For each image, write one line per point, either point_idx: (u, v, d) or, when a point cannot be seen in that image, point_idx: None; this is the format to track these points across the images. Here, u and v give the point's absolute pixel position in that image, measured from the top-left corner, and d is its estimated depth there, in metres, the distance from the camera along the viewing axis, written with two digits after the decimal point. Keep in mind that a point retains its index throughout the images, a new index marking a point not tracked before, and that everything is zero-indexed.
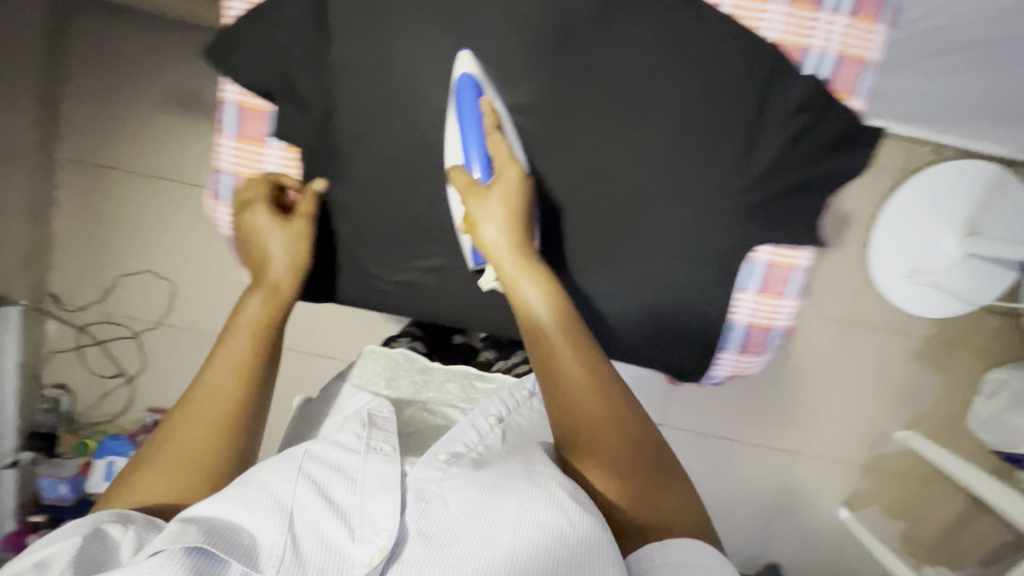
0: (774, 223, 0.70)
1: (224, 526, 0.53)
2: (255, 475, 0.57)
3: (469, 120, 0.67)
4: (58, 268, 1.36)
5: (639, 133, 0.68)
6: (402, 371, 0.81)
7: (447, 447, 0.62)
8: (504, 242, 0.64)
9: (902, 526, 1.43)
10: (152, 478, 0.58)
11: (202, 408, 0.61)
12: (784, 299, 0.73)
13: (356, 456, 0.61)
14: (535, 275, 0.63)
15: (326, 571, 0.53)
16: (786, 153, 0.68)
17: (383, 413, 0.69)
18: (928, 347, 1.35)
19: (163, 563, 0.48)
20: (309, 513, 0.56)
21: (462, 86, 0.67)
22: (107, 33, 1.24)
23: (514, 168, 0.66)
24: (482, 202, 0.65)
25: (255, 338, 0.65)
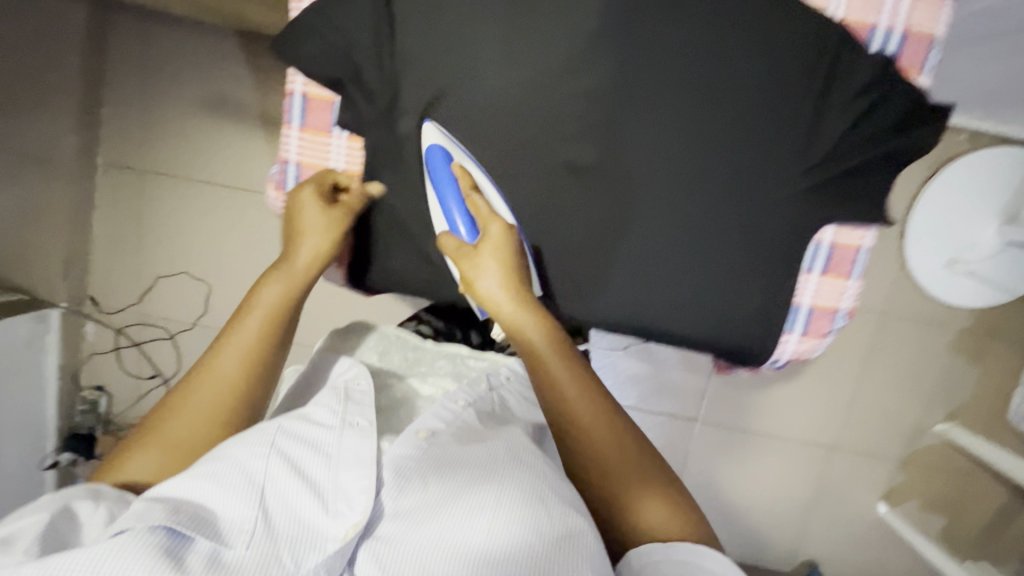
0: (846, 205, 0.63)
1: (190, 504, 0.49)
2: (224, 449, 0.53)
3: (448, 186, 0.65)
4: (96, 271, 1.38)
5: (691, 126, 0.62)
6: (394, 346, 0.78)
7: (425, 424, 0.60)
8: (502, 292, 0.61)
9: (942, 520, 1.40)
10: (144, 458, 0.56)
11: (205, 395, 0.59)
12: (849, 281, 0.68)
13: (330, 431, 0.58)
14: (534, 315, 0.61)
15: (298, 547, 0.49)
16: (857, 133, 0.62)
17: (361, 386, 0.65)
18: (966, 337, 1.33)
19: (127, 539, 0.45)
20: (280, 487, 0.52)
21: (432, 158, 0.64)
22: (146, 38, 1.26)
23: (500, 223, 0.62)
24: (472, 261, 0.62)
25: (269, 324, 0.63)
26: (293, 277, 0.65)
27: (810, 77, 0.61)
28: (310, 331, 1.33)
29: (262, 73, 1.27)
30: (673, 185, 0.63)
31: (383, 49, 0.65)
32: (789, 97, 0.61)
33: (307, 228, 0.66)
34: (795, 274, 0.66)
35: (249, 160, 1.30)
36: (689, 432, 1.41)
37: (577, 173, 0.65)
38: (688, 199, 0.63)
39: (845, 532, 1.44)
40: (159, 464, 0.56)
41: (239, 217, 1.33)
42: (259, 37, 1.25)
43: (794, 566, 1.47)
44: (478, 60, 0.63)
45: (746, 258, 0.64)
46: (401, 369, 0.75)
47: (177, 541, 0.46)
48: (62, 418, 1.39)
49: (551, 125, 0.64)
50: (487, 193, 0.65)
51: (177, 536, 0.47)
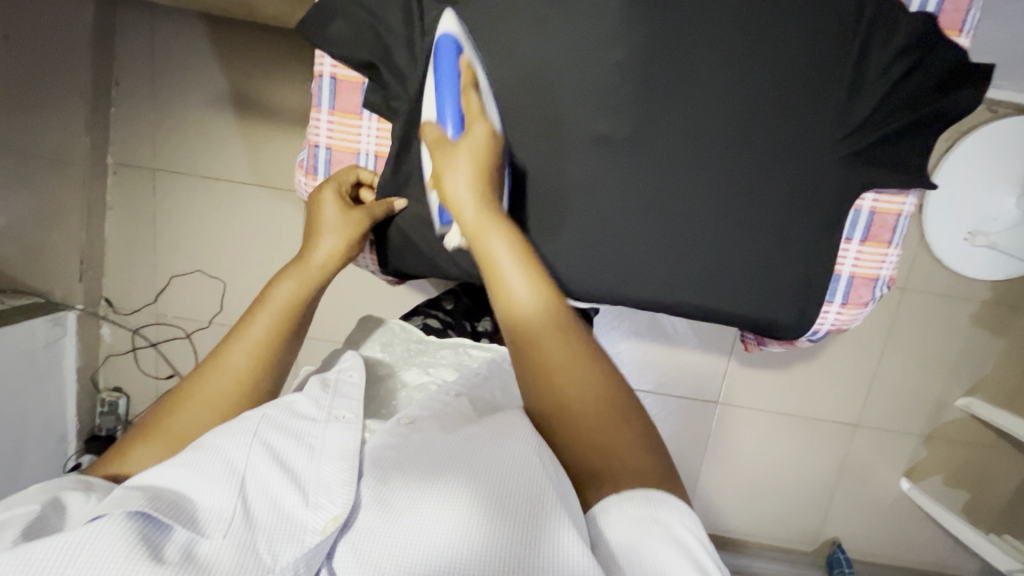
0: (884, 169, 0.64)
1: (170, 492, 0.47)
2: (206, 438, 0.51)
3: (448, 84, 0.60)
4: (112, 272, 1.38)
5: (721, 95, 0.62)
6: (397, 339, 0.77)
7: (409, 412, 0.57)
8: (471, 199, 0.58)
9: (966, 495, 1.40)
10: (145, 455, 0.54)
11: (214, 390, 0.57)
12: (889, 248, 0.69)
13: (314, 423, 0.55)
14: (505, 229, 0.58)
15: (275, 539, 0.46)
16: (893, 95, 0.62)
17: (351, 377, 0.63)
18: (986, 310, 1.32)
19: (102, 526, 0.42)
20: (262, 477, 0.49)
21: (442, 49, 0.60)
22: (154, 34, 1.25)
23: (485, 124, 0.59)
24: (447, 157, 0.59)
25: (280, 321, 0.61)
26: (307, 275, 0.65)
27: (846, 43, 0.62)
28: (328, 326, 1.33)
29: (272, 65, 1.25)
30: (707, 150, 0.63)
31: (412, 32, 0.66)
32: (824, 60, 0.62)
33: (326, 226, 0.67)
34: (838, 242, 0.66)
35: (263, 155, 1.30)
36: (710, 414, 1.41)
37: (611, 145, 0.63)
38: (723, 170, 0.63)
39: (868, 510, 1.44)
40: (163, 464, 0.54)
41: (253, 213, 1.32)
42: (267, 28, 1.23)
43: (817, 545, 1.47)
44: (506, 38, 0.63)
45: (784, 230, 0.65)
46: (402, 360, 0.74)
47: (154, 529, 0.44)
48: (83, 420, 1.40)
49: (587, 98, 0.63)
50: (484, 94, 0.62)
51: (155, 524, 0.44)
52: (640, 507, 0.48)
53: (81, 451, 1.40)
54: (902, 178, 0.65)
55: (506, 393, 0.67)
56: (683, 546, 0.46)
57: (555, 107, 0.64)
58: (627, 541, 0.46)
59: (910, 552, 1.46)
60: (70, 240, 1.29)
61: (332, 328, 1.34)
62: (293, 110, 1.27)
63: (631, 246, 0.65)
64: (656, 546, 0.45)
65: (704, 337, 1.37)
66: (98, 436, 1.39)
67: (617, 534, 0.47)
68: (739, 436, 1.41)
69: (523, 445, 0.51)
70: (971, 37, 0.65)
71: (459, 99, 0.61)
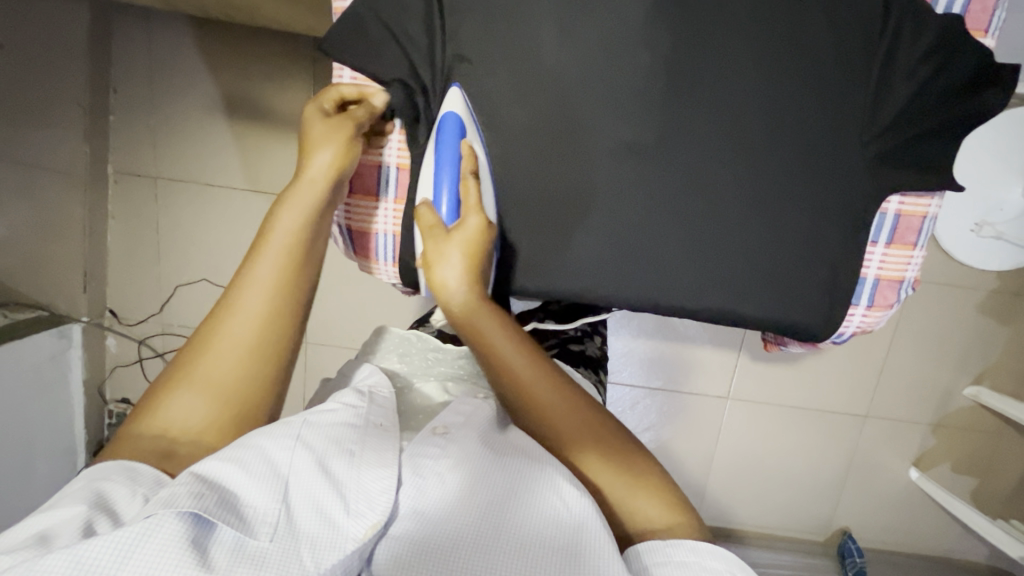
0: (913, 170, 0.64)
1: (219, 485, 0.46)
2: (248, 438, 0.50)
3: (447, 167, 0.63)
4: (115, 282, 1.36)
5: (745, 97, 0.63)
6: (415, 349, 0.76)
7: (442, 420, 0.58)
8: (460, 289, 0.60)
9: (973, 481, 1.42)
10: (181, 402, 0.54)
11: (236, 331, 0.56)
12: (915, 250, 0.69)
13: (353, 430, 0.54)
14: (494, 316, 0.60)
15: (318, 547, 0.45)
16: (922, 98, 0.62)
17: (384, 391, 0.64)
18: (994, 299, 1.33)
19: (153, 525, 0.41)
20: (304, 481, 0.48)
21: (446, 130, 0.62)
22: (152, 40, 1.22)
23: (480, 219, 0.60)
24: (439, 246, 0.61)
25: (291, 256, 0.60)
26: (312, 192, 0.62)
27: (871, 45, 0.62)
28: (337, 332, 1.33)
29: (274, 70, 1.24)
30: (733, 153, 0.63)
31: (435, 38, 0.65)
32: (851, 63, 0.62)
33: (319, 142, 0.63)
34: (865, 244, 0.67)
35: (267, 162, 1.28)
36: (721, 409, 1.41)
37: (636, 151, 0.63)
38: (749, 174, 0.64)
39: (877, 500, 1.46)
40: (200, 408, 0.54)
41: (259, 220, 1.31)
42: (269, 32, 1.21)
43: (828, 535, 1.49)
44: (533, 44, 0.63)
45: (812, 231, 0.65)
46: (421, 371, 0.74)
47: (203, 530, 0.43)
48: (92, 432, 1.39)
49: (613, 104, 0.63)
50: (484, 178, 0.64)
51: (203, 522, 0.44)
52: (688, 554, 0.50)
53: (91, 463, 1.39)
54: (933, 181, 0.64)
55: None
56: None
57: (585, 112, 0.63)
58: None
59: (919, 539, 1.48)
60: (73, 252, 1.28)
61: (341, 333, 1.33)
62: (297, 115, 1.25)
63: (658, 247, 0.64)
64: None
65: (715, 332, 1.37)
66: None
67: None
68: (749, 430, 1.42)
69: (549, 468, 0.53)
70: (996, 38, 0.65)
71: (457, 186, 0.63)
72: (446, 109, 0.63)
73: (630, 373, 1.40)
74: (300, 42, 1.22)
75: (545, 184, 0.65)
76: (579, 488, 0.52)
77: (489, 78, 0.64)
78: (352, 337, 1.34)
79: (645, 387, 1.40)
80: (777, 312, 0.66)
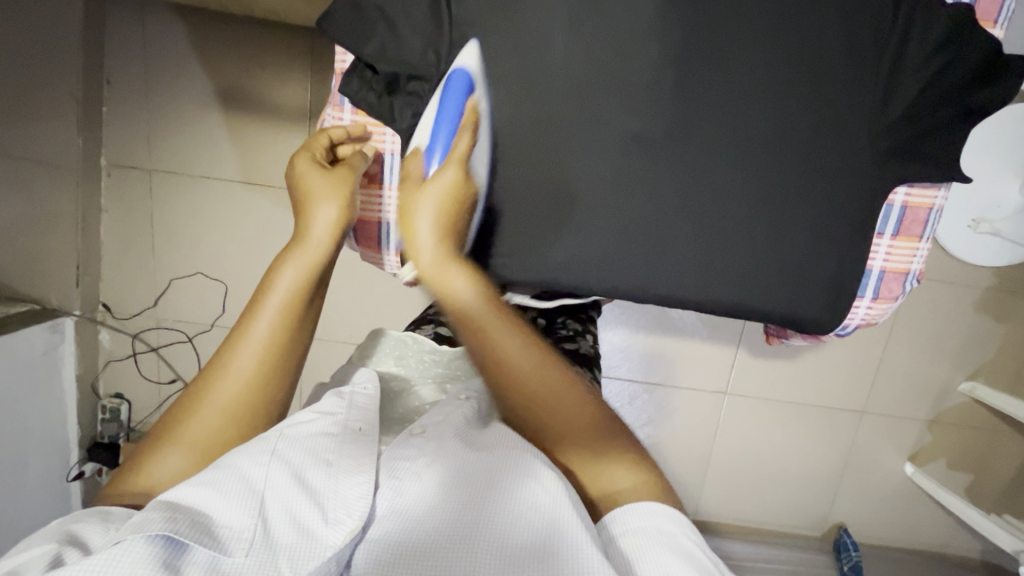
0: (919, 163, 0.64)
1: (189, 510, 0.46)
2: (224, 458, 0.50)
3: (448, 117, 0.61)
4: (109, 277, 1.34)
5: (754, 87, 0.62)
6: (411, 351, 0.76)
7: (421, 422, 0.59)
8: (431, 240, 0.58)
9: (968, 477, 1.43)
10: (164, 460, 0.53)
11: (225, 394, 0.55)
12: (921, 242, 0.69)
13: (331, 439, 0.55)
14: (464, 277, 0.58)
15: (297, 556, 0.45)
16: (933, 86, 0.62)
17: (366, 389, 0.64)
18: (991, 297, 1.34)
19: (123, 549, 0.41)
20: (280, 494, 0.48)
21: (454, 82, 0.60)
22: (147, 30, 1.21)
23: (457, 171, 0.58)
24: (416, 196, 0.59)
25: (286, 316, 0.58)
26: (311, 256, 0.61)
27: (883, 37, 0.62)
28: (333, 328, 1.31)
29: (272, 62, 1.22)
30: (739, 145, 0.63)
31: (441, 26, 0.64)
32: (860, 52, 0.62)
33: (321, 201, 0.63)
34: (872, 237, 0.67)
35: (264, 155, 1.27)
36: (718, 405, 1.42)
37: (642, 142, 0.63)
38: (756, 166, 0.63)
39: (873, 495, 1.46)
40: (183, 467, 0.53)
41: (255, 214, 1.30)
42: (267, 23, 1.20)
43: (824, 530, 1.49)
44: (543, 31, 0.62)
45: (818, 223, 0.65)
46: (418, 374, 0.74)
47: (175, 552, 0.43)
48: (85, 428, 1.37)
49: (626, 95, 0.62)
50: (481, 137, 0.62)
51: (174, 546, 0.43)
52: (646, 519, 0.51)
53: (84, 459, 1.38)
54: (935, 172, 0.65)
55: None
56: (682, 551, 0.49)
57: (592, 102, 0.62)
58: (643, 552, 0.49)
59: (912, 534, 1.49)
60: (66, 246, 1.26)
61: (338, 329, 1.32)
62: (295, 108, 1.24)
63: (665, 240, 0.64)
64: (664, 556, 0.48)
65: (713, 328, 1.37)
66: (101, 442, 1.38)
67: (625, 547, 0.50)
68: (747, 425, 1.42)
69: (527, 462, 0.53)
70: (1004, 29, 0.66)
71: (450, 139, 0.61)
72: (459, 61, 0.62)
73: (628, 369, 1.39)
74: (300, 35, 1.21)
75: (549, 174, 0.64)
76: (557, 474, 0.53)
77: (493, 67, 0.63)
78: (348, 332, 1.33)
79: (644, 382, 1.40)
80: (785, 301, 0.66)
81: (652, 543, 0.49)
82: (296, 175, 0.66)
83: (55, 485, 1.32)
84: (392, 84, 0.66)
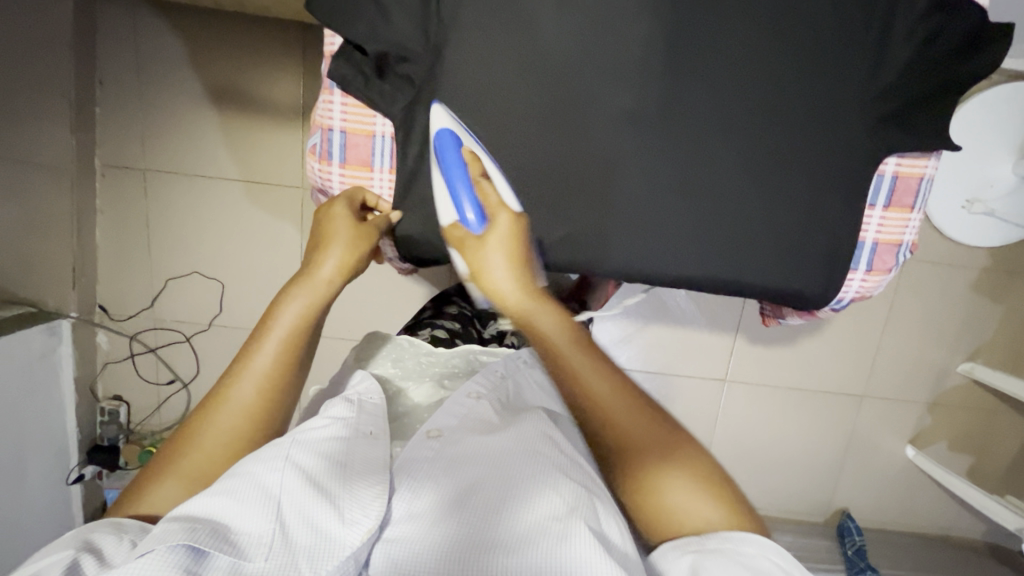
0: (908, 134, 0.65)
1: (208, 520, 0.46)
2: (239, 466, 0.50)
3: (459, 177, 0.64)
4: (105, 278, 1.34)
5: (745, 64, 0.62)
6: (408, 354, 0.78)
7: (436, 424, 0.61)
8: (512, 288, 0.64)
9: (969, 459, 1.43)
10: (167, 484, 0.54)
11: (224, 423, 0.57)
12: (912, 213, 0.70)
13: (344, 443, 0.55)
14: (550, 312, 0.64)
15: (316, 557, 0.45)
16: (920, 55, 0.63)
17: (373, 399, 0.64)
18: (987, 278, 1.34)
19: (147, 561, 0.41)
20: (296, 499, 0.48)
21: (443, 145, 0.63)
22: (136, 27, 1.20)
23: (507, 212, 0.63)
24: (481, 253, 0.64)
25: (286, 351, 0.61)
26: (314, 293, 0.64)
27: (871, 7, 0.62)
28: (330, 325, 1.31)
29: (263, 59, 1.22)
30: (734, 123, 0.63)
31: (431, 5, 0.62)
32: (849, 23, 0.62)
33: (332, 244, 0.66)
34: (862, 208, 0.67)
35: (258, 153, 1.27)
36: (718, 393, 1.42)
37: (639, 120, 0.63)
38: (751, 144, 0.64)
39: (874, 479, 1.47)
40: (184, 495, 0.54)
41: (250, 212, 1.30)
42: (257, 20, 1.20)
43: (827, 516, 1.49)
44: (533, 7, 0.61)
45: (813, 200, 0.65)
46: (416, 373, 0.76)
47: (197, 558, 0.43)
48: (84, 431, 1.37)
49: (617, 74, 0.62)
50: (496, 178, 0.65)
51: (196, 554, 0.43)
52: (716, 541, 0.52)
53: (84, 462, 1.37)
54: (922, 142, 0.66)
55: (519, 393, 0.71)
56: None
57: (587, 80, 0.62)
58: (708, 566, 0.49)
59: (915, 517, 1.49)
60: (62, 247, 1.26)
61: (336, 326, 1.32)
62: (288, 104, 1.25)
63: (664, 220, 0.64)
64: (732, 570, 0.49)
65: (711, 316, 1.37)
66: (101, 445, 1.37)
67: (692, 562, 0.50)
68: (747, 413, 1.42)
69: (548, 463, 0.54)
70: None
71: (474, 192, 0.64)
72: (434, 127, 0.63)
73: (627, 358, 1.39)
74: (292, 31, 1.21)
75: (552, 155, 0.64)
76: (579, 480, 0.53)
77: (485, 46, 0.62)
78: (345, 329, 1.33)
79: (643, 371, 1.40)
80: (780, 280, 0.67)
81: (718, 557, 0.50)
82: (320, 216, 0.68)
83: (55, 488, 1.31)
84: (382, 65, 0.65)
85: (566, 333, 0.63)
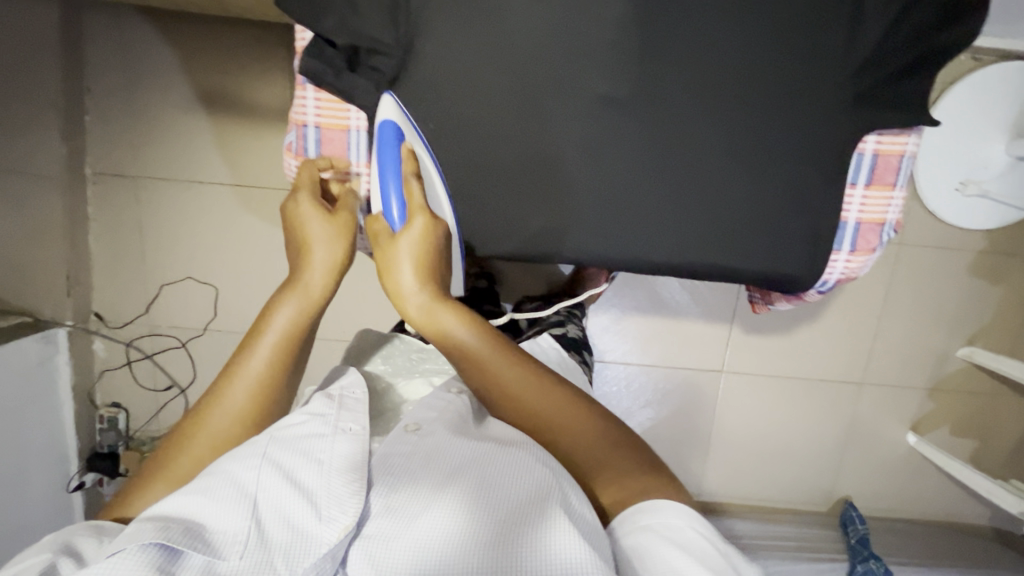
0: (888, 111, 0.65)
1: (183, 519, 0.47)
2: (216, 465, 0.51)
3: (391, 169, 0.65)
4: (100, 286, 1.35)
5: (721, 45, 0.62)
6: (398, 351, 0.78)
7: (414, 417, 0.60)
8: (414, 287, 0.64)
9: (971, 443, 1.42)
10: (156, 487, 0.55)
11: (215, 426, 0.57)
12: (894, 190, 0.70)
13: (322, 438, 0.55)
14: (454, 314, 0.64)
15: (292, 555, 0.46)
16: (896, 30, 0.62)
17: (355, 393, 0.63)
18: (984, 260, 1.33)
19: (118, 560, 0.42)
20: (272, 496, 0.49)
21: (384, 136, 0.63)
22: (123, 33, 1.21)
23: (424, 217, 0.63)
24: (390, 251, 0.65)
25: (279, 357, 0.61)
26: (305, 301, 0.63)
27: None
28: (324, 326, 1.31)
29: (249, 62, 1.23)
30: (711, 106, 0.63)
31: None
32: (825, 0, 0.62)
33: (317, 243, 0.64)
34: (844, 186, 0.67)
35: (247, 156, 1.28)
36: (715, 384, 1.41)
37: (615, 107, 0.62)
38: (728, 126, 0.63)
39: (876, 466, 1.45)
40: None
41: (240, 215, 1.30)
42: (242, 23, 1.21)
43: (830, 505, 1.48)
44: None
45: (792, 181, 0.65)
46: (405, 369, 0.75)
47: (171, 558, 0.44)
48: (83, 438, 1.37)
49: (592, 59, 0.62)
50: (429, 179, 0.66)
51: (171, 553, 0.44)
52: (652, 517, 0.52)
53: (84, 470, 1.38)
54: (901, 120, 0.65)
55: None
56: (696, 549, 0.50)
57: (562, 67, 0.62)
58: (646, 547, 0.50)
59: (919, 504, 1.47)
60: (55, 255, 1.26)
61: (329, 327, 1.32)
62: (275, 106, 1.25)
63: (643, 207, 0.64)
64: (670, 553, 0.49)
65: (705, 306, 1.36)
66: (99, 452, 1.38)
67: (636, 541, 0.51)
68: (745, 403, 1.42)
69: (526, 456, 0.54)
70: None
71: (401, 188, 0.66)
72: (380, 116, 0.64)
73: (624, 351, 1.38)
74: (277, 33, 1.21)
75: (528, 144, 0.63)
76: (552, 470, 0.53)
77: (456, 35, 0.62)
78: (339, 330, 1.33)
79: (640, 364, 1.39)
80: (761, 265, 0.67)
81: (653, 537, 0.51)
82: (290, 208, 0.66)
83: (56, 496, 1.32)
84: (354, 59, 0.65)
85: (475, 333, 0.63)
